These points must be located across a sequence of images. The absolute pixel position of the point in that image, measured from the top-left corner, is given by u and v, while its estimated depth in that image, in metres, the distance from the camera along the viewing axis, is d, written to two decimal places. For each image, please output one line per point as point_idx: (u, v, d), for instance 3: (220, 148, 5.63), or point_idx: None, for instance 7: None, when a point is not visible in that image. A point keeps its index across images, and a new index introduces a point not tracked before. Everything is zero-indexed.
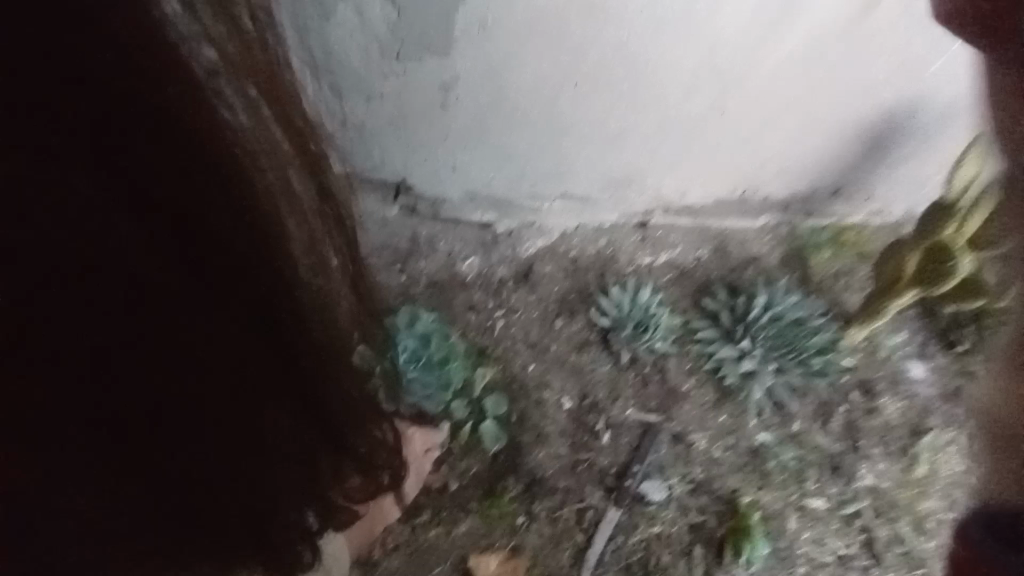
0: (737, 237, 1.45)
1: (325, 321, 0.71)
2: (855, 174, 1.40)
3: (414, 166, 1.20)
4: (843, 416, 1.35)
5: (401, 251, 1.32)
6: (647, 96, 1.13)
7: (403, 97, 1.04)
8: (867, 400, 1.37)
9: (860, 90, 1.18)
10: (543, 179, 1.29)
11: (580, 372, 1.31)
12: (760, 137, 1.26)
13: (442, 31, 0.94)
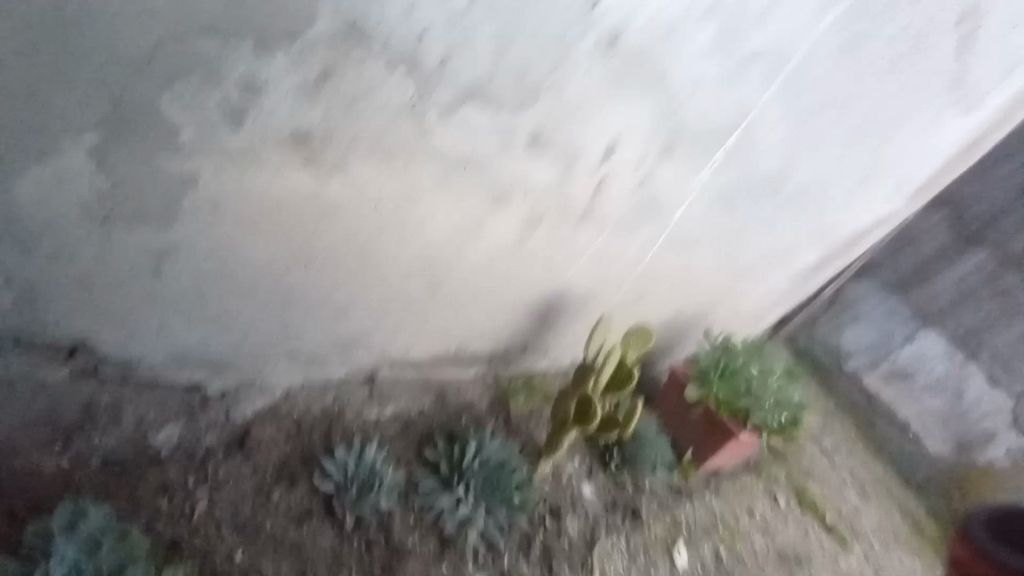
0: (454, 391, 1.68)
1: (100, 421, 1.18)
2: (535, 335, 1.80)
3: (105, 326, 1.14)
4: (542, 533, 1.62)
5: (68, 426, 1.15)
6: (368, 245, 1.22)
7: (130, 198, 0.99)
8: (562, 503, 1.71)
9: (579, 250, 1.57)
10: (267, 338, 1.30)
11: (297, 549, 1.23)
12: (486, 290, 1.54)
13: (152, 208, 1.02)
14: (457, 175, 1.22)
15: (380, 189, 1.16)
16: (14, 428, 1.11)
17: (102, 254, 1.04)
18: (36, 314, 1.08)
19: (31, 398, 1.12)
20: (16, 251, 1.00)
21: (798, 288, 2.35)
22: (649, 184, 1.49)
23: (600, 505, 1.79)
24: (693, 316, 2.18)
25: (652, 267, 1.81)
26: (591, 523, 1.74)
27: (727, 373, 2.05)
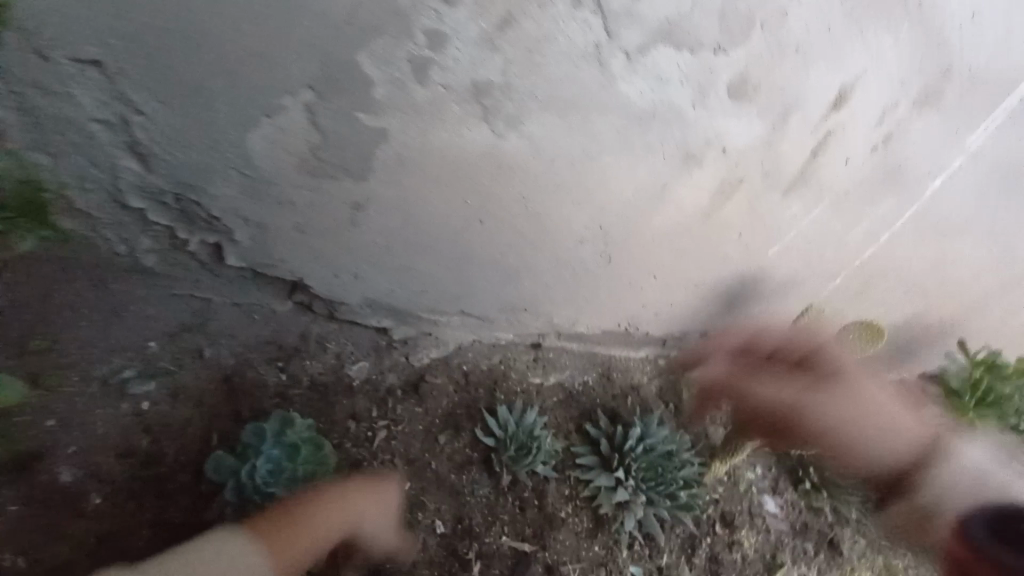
0: (621, 365, 1.60)
1: (309, 354, 1.29)
2: (716, 324, 1.60)
3: (312, 267, 1.16)
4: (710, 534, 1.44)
5: (285, 347, 1.27)
6: (536, 224, 1.16)
7: (321, 154, 0.95)
8: (735, 506, 1.52)
9: (783, 222, 1.30)
10: (437, 297, 1.32)
11: (457, 493, 1.26)
12: (660, 268, 1.37)
13: (357, 162, 0.97)
14: (642, 131, 1.03)
15: (559, 148, 1.02)
16: (247, 347, 1.24)
17: (315, 202, 1.03)
18: (259, 252, 1.11)
19: (259, 323, 1.26)
20: (249, 198, 1.01)
21: None
22: (891, 143, 1.17)
23: (780, 518, 1.55)
24: (939, 322, 1.70)
25: (889, 255, 1.43)
26: (768, 537, 1.51)
27: (990, 398, 1.60)
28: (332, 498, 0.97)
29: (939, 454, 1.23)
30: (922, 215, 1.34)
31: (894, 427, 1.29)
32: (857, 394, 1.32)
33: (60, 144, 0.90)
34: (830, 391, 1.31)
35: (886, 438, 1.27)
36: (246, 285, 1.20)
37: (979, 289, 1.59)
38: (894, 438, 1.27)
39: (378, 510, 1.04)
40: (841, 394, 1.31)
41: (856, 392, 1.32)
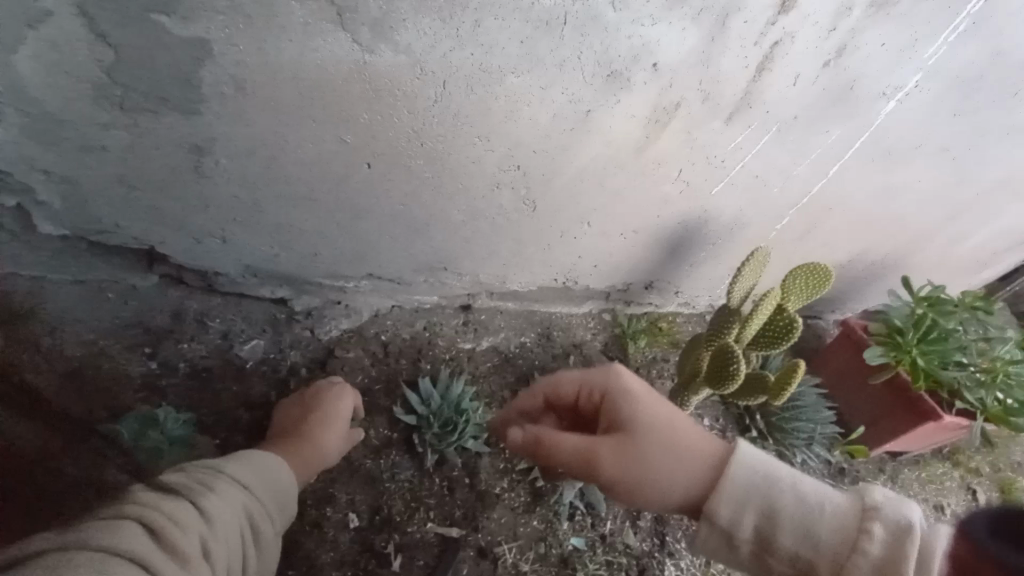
0: (562, 324, 1.47)
1: (189, 335, 1.10)
2: (663, 273, 1.47)
3: (162, 233, 0.93)
4: None
5: (154, 330, 1.07)
6: (438, 164, 0.96)
7: (124, 80, 0.70)
8: None
9: (727, 154, 1.15)
10: (337, 261, 1.12)
11: (374, 480, 1.11)
12: (595, 213, 1.21)
13: (175, 89, 0.72)
14: (552, 43, 0.84)
15: (450, 66, 0.81)
16: (102, 332, 1.02)
17: (136, 146, 0.78)
18: (81, 217, 0.86)
19: (115, 303, 1.04)
20: (40, 143, 0.75)
21: None
22: (845, 56, 1.02)
23: None
24: (886, 259, 1.64)
25: (840, 188, 1.32)
26: None
27: (932, 336, 1.54)
28: (306, 432, 1.02)
29: (726, 486, 0.80)
30: (876, 142, 1.22)
31: (678, 434, 0.83)
32: (669, 447, 0.82)
33: None
34: (630, 463, 0.81)
35: (668, 483, 0.81)
36: (85, 257, 0.98)
37: (924, 224, 1.52)
38: (673, 483, 0.82)
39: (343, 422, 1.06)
40: (640, 457, 0.81)
41: (667, 431, 0.83)
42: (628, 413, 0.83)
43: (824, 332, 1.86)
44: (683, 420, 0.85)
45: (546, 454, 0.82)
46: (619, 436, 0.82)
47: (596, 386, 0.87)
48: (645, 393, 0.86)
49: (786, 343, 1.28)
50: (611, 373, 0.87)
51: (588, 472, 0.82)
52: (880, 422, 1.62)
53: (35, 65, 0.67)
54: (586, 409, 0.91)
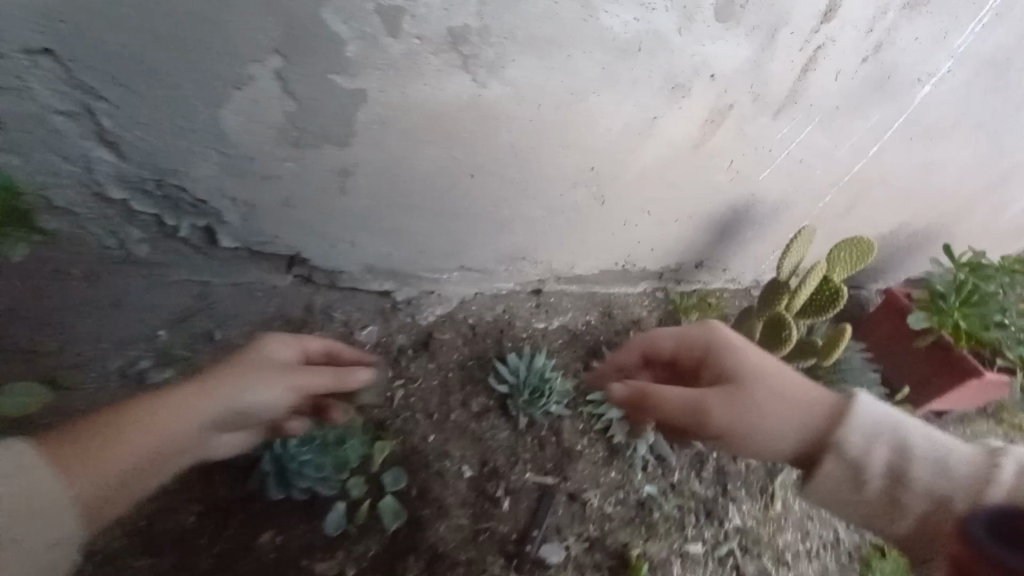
0: (621, 303, 1.63)
1: (315, 325, 1.30)
2: (711, 253, 1.62)
3: (307, 241, 1.13)
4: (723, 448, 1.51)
5: (293, 321, 1.28)
6: (528, 172, 1.14)
7: (301, 123, 0.90)
8: None
9: (776, 143, 1.29)
10: (436, 256, 1.31)
11: (480, 439, 1.32)
12: (655, 204, 1.37)
13: (337, 127, 0.92)
14: (627, 64, 1.00)
15: (546, 90, 0.99)
16: (255, 325, 1.24)
17: (301, 173, 0.98)
18: (252, 231, 1.07)
19: (262, 299, 1.26)
20: (232, 176, 0.95)
21: None
22: (882, 51, 1.15)
23: None
24: (925, 229, 1.74)
25: (879, 167, 1.44)
26: None
27: (974, 299, 1.67)
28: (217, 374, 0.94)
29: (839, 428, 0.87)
30: (913, 124, 1.34)
31: (782, 381, 0.92)
32: (774, 391, 0.90)
33: (22, 142, 0.82)
34: (740, 408, 0.89)
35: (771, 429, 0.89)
36: (242, 263, 1.20)
37: (959, 195, 1.63)
38: (781, 424, 0.89)
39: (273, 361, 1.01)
40: (748, 406, 0.89)
41: (770, 377, 0.92)
42: (732, 364, 0.93)
43: (868, 303, 1.96)
44: (781, 368, 0.94)
45: (660, 405, 0.92)
46: (726, 385, 0.92)
47: (697, 345, 0.97)
48: (744, 346, 0.95)
49: (833, 310, 1.42)
50: (710, 332, 0.97)
51: (702, 421, 0.90)
52: (927, 382, 1.71)
53: (236, 116, 0.87)
54: (687, 367, 1.01)
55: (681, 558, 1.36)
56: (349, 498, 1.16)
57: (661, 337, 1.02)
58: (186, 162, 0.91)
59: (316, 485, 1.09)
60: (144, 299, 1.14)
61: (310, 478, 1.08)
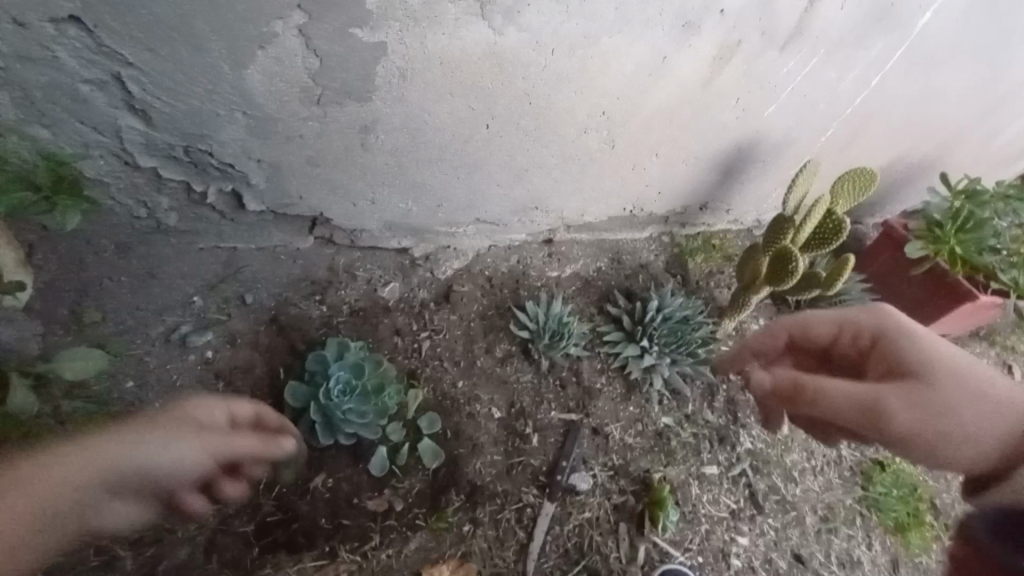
0: (629, 249, 1.65)
1: (338, 284, 1.33)
2: (717, 193, 1.64)
3: (330, 200, 1.18)
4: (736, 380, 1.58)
5: (319, 282, 1.32)
6: (542, 117, 1.17)
7: (325, 81, 0.94)
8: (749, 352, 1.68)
9: (783, 77, 1.30)
10: (453, 209, 1.35)
11: (506, 382, 1.39)
12: (665, 147, 1.40)
13: (357, 83, 0.96)
14: (640, 6, 1.03)
15: (559, 33, 1.01)
16: (283, 287, 1.28)
17: (324, 132, 1.03)
18: (278, 192, 1.12)
19: (287, 262, 1.29)
20: (257, 138, 1.01)
21: None
22: None
23: None
24: (924, 159, 1.77)
25: (880, 97, 1.45)
26: None
27: (970, 224, 1.72)
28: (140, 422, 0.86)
29: None
30: (914, 53, 1.35)
31: (971, 377, 0.88)
32: (965, 389, 0.87)
33: (59, 114, 0.92)
34: (923, 408, 0.87)
35: (965, 427, 0.84)
36: (267, 227, 1.23)
37: (960, 122, 1.65)
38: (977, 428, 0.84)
39: (199, 410, 0.91)
40: (929, 398, 0.87)
41: (959, 373, 0.88)
42: (907, 358, 0.92)
43: (864, 236, 2.01)
44: (973, 364, 0.90)
45: (823, 399, 0.95)
46: (902, 381, 0.91)
47: (868, 330, 0.99)
48: (923, 337, 0.94)
49: (838, 241, 1.46)
50: (879, 319, 0.98)
51: (875, 419, 0.90)
52: (922, 307, 1.79)
53: (263, 77, 0.92)
54: (847, 353, 1.04)
55: (698, 480, 1.45)
56: (389, 442, 1.25)
57: (818, 325, 1.04)
58: (214, 127, 0.97)
59: (360, 431, 1.17)
60: (177, 266, 1.20)
61: (354, 423, 1.16)
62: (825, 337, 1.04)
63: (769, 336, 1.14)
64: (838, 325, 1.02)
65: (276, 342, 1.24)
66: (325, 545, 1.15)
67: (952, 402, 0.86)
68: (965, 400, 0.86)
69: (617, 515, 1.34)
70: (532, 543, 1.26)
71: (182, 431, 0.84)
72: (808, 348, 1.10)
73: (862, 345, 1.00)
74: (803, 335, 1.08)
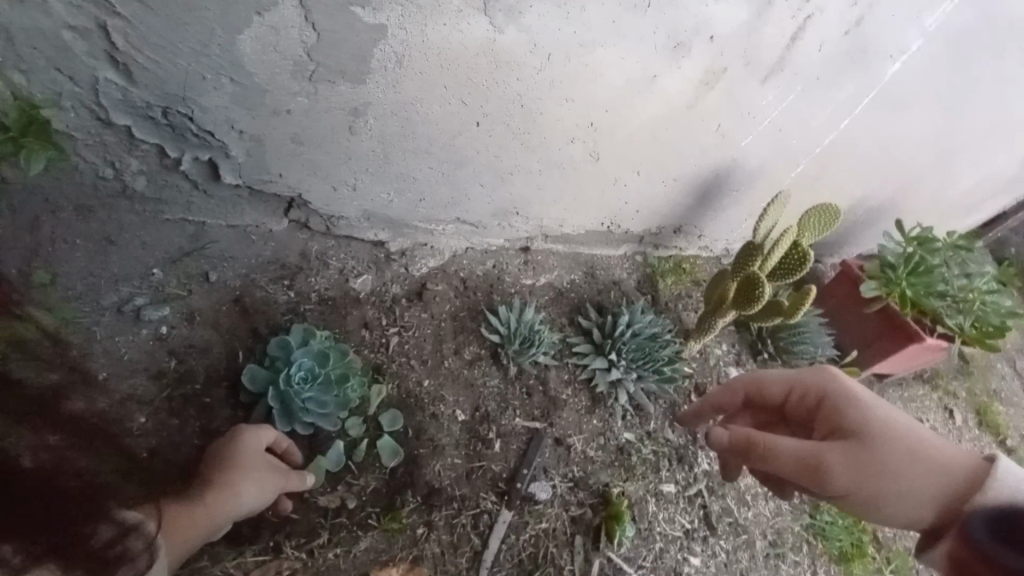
0: (603, 264, 1.65)
1: (308, 270, 1.28)
2: (691, 216, 1.67)
3: (310, 181, 1.18)
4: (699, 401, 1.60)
5: (289, 266, 1.27)
6: (531, 119, 1.21)
7: (320, 55, 0.96)
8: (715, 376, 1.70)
9: (762, 109, 1.37)
10: (434, 205, 1.34)
11: (472, 385, 1.36)
12: (647, 165, 1.43)
13: (352, 63, 0.99)
14: (637, 21, 1.08)
15: (552, 37, 1.06)
16: (251, 267, 1.23)
17: (312, 109, 1.05)
18: (256, 167, 1.12)
19: (258, 243, 1.25)
20: (241, 107, 1.01)
21: (1014, 174, 1.95)
22: (862, 26, 1.25)
23: None
24: (883, 204, 1.88)
25: (848, 140, 1.54)
26: None
27: (920, 270, 1.84)
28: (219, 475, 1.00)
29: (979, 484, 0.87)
30: (880, 100, 1.45)
31: (909, 442, 0.95)
32: (901, 452, 0.94)
33: (36, 59, 0.89)
34: (863, 469, 0.94)
35: (896, 487, 0.93)
36: (240, 202, 1.19)
37: (916, 172, 1.76)
38: (909, 489, 0.93)
39: (256, 460, 1.03)
40: (869, 463, 0.94)
41: (898, 438, 0.96)
42: (852, 420, 0.98)
43: (824, 274, 2.11)
44: (911, 427, 0.97)
45: (772, 456, 0.98)
46: (845, 441, 0.96)
47: (815, 390, 1.04)
48: (866, 399, 1.00)
49: (801, 272, 1.52)
50: (826, 380, 1.04)
51: (820, 479, 0.95)
52: (872, 344, 1.88)
53: (257, 45, 0.93)
54: (793, 409, 1.09)
55: (655, 497, 1.45)
56: (347, 437, 1.21)
57: (771, 384, 1.10)
58: (197, 92, 0.97)
59: (318, 421, 1.13)
60: (140, 235, 1.15)
61: (314, 413, 1.12)
62: (778, 394, 1.10)
63: (727, 392, 1.17)
64: (789, 383, 1.07)
65: (239, 323, 1.18)
66: (269, 540, 1.10)
67: (887, 466, 0.94)
68: (899, 463, 0.94)
69: (574, 528, 1.33)
70: (487, 550, 1.23)
71: (268, 484, 1.03)
72: (760, 404, 1.15)
73: (808, 404, 1.05)
74: (755, 390, 1.12)
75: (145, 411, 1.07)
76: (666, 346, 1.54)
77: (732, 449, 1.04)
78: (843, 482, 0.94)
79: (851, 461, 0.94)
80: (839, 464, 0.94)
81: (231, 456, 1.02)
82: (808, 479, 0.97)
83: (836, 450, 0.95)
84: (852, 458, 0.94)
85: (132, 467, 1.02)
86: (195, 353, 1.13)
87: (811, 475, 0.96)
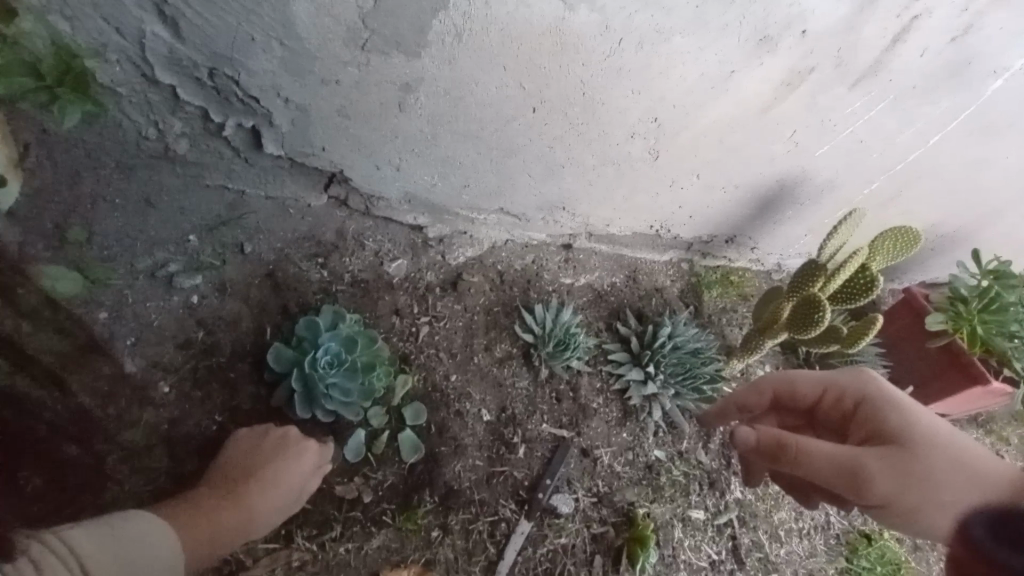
0: (647, 269, 1.55)
1: (341, 250, 1.24)
2: (747, 227, 1.55)
3: (353, 158, 1.14)
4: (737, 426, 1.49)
5: (324, 244, 1.23)
6: (589, 108, 1.12)
7: (373, 22, 0.90)
8: None
9: (845, 116, 1.24)
10: (478, 193, 1.27)
11: (500, 385, 1.29)
12: (707, 166, 1.32)
13: (410, 35, 0.92)
14: (724, 8, 0.98)
15: (625, 21, 0.97)
16: (286, 242, 1.20)
17: (361, 81, 0.99)
18: (300, 138, 1.08)
19: (295, 218, 1.21)
20: (290, 74, 0.96)
21: None
22: (973, 33, 1.10)
23: None
24: (962, 232, 1.71)
25: (935, 159, 1.39)
26: None
27: (994, 307, 1.64)
28: (252, 484, 0.97)
29: None
30: (978, 118, 1.29)
31: (955, 448, 0.84)
32: (950, 458, 0.82)
33: (83, 7, 0.86)
34: (903, 474, 0.82)
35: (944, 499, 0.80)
36: (282, 174, 1.16)
37: (1006, 201, 1.58)
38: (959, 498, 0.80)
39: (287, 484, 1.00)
40: (912, 468, 0.82)
41: (948, 445, 0.84)
42: (893, 424, 0.88)
43: (884, 301, 1.95)
44: (962, 438, 0.85)
45: (803, 458, 0.89)
46: (882, 446, 0.86)
47: (851, 393, 0.95)
48: (907, 403, 0.90)
49: (867, 298, 1.38)
50: (863, 382, 0.95)
51: (854, 484, 0.85)
52: (930, 382, 1.73)
53: (311, 8, 0.87)
54: (831, 418, 1.00)
55: (682, 522, 1.36)
56: (368, 426, 1.16)
57: (803, 385, 1.02)
58: (242, 53, 0.92)
59: (341, 409, 1.08)
60: (179, 200, 1.13)
61: (335, 400, 1.07)
62: (810, 396, 1.01)
63: (753, 392, 1.09)
64: (820, 381, 0.99)
65: (269, 298, 1.15)
66: (281, 528, 1.06)
67: (934, 471, 0.81)
68: (948, 468, 0.81)
69: (594, 547, 1.26)
70: (501, 561, 1.17)
71: (285, 507, 1.01)
72: (789, 405, 1.07)
73: (844, 405, 0.96)
74: (780, 390, 1.05)
75: (169, 381, 1.05)
76: (708, 364, 1.44)
77: (760, 450, 0.95)
78: (878, 487, 0.83)
79: (890, 466, 0.83)
80: (876, 467, 0.83)
81: (269, 466, 0.98)
82: (838, 482, 0.86)
83: (870, 452, 0.85)
84: (893, 463, 0.83)
85: (151, 436, 1.01)
86: (223, 326, 1.10)
87: (843, 478, 0.85)
